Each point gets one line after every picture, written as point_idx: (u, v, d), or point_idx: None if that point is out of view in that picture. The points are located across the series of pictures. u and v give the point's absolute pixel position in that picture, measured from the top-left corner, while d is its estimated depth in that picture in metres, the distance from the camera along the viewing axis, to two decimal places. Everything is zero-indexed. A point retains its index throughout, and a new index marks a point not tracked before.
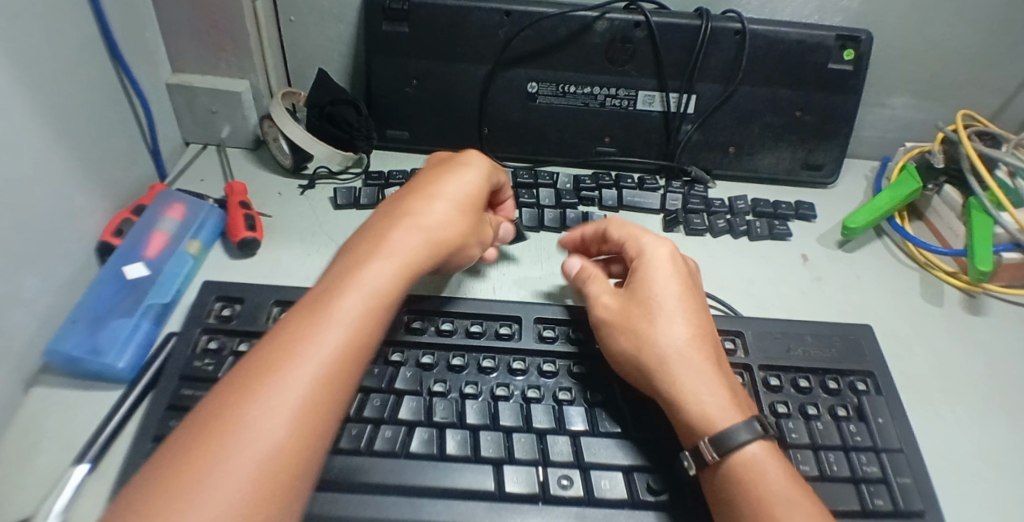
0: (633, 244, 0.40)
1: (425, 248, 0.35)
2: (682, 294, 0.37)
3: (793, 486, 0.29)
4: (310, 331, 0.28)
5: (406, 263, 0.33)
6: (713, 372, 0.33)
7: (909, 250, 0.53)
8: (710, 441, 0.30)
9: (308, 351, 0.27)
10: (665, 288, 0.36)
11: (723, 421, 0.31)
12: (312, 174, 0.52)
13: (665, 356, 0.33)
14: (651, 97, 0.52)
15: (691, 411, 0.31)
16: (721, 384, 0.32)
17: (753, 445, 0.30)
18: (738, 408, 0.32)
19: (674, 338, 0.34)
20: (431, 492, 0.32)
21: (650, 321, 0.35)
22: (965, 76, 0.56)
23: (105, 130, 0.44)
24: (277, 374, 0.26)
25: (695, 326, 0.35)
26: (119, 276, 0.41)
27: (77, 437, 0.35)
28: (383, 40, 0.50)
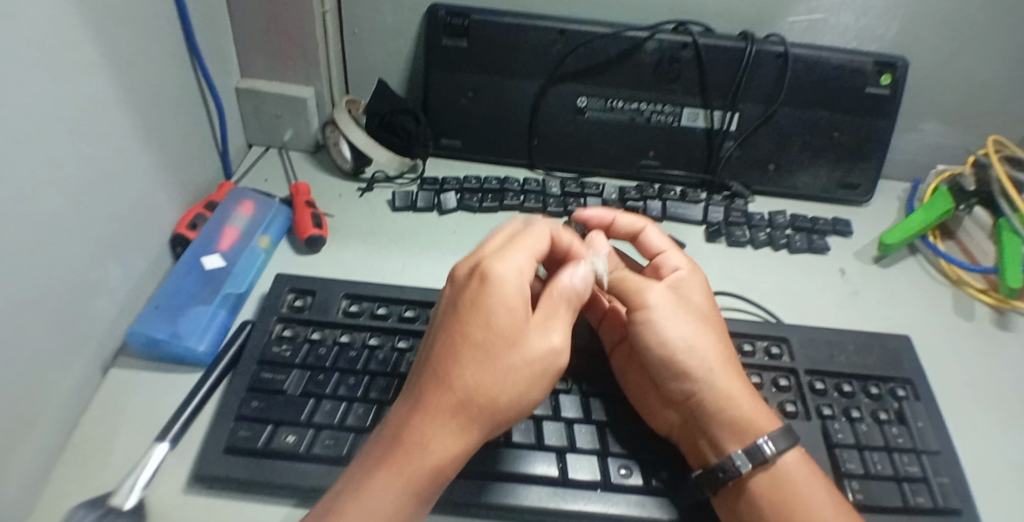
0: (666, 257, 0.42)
1: (500, 351, 0.28)
2: (712, 311, 0.38)
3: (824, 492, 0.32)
4: (438, 442, 0.27)
5: (484, 377, 0.28)
6: (741, 382, 0.36)
7: (941, 267, 0.55)
8: (769, 438, 0.33)
9: (434, 468, 0.27)
10: (698, 298, 0.38)
11: (763, 423, 0.34)
12: (370, 179, 0.55)
13: (711, 366, 0.35)
14: (695, 114, 0.54)
15: (738, 415, 0.34)
16: (746, 387, 0.36)
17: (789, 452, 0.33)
18: (773, 418, 0.35)
19: (710, 348, 0.36)
20: (499, 476, 0.33)
21: (694, 329, 0.36)
22: (996, 103, 0.59)
23: (182, 128, 0.46)
24: (394, 483, 0.27)
25: (722, 334, 0.37)
26: (197, 267, 0.44)
27: (152, 417, 0.37)
28: (443, 52, 0.52)
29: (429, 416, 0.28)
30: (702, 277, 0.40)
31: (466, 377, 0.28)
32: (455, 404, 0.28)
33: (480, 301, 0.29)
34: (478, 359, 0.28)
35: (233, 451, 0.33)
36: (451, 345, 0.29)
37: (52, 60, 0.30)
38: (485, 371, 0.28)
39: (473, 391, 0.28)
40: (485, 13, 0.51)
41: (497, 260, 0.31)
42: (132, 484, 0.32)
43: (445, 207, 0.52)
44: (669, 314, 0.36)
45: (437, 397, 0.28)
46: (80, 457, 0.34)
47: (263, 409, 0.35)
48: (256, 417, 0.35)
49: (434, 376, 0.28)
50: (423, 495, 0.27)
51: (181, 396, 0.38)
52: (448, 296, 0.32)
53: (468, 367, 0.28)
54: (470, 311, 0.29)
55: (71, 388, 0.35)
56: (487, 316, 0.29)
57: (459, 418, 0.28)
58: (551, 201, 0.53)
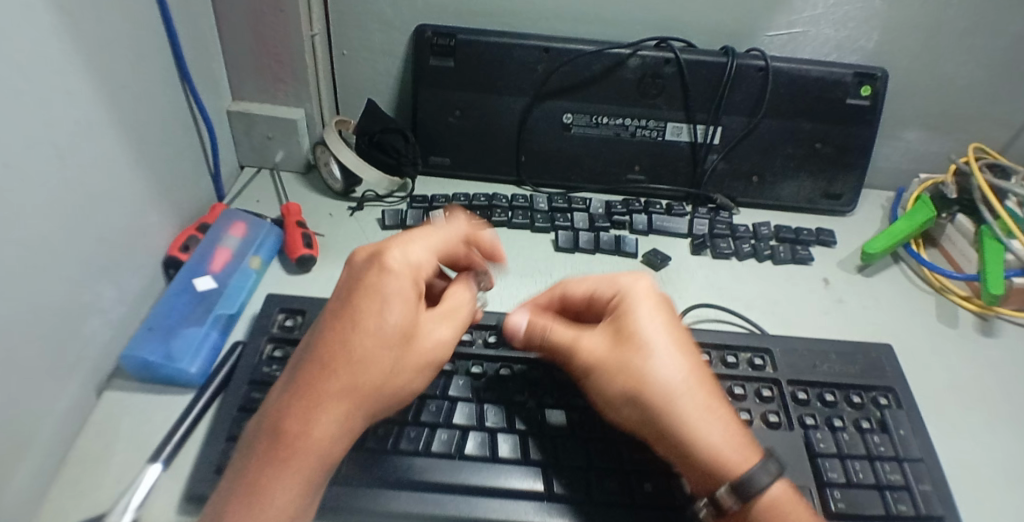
0: (606, 290, 0.38)
1: (390, 339, 0.30)
2: (666, 344, 0.34)
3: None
4: (326, 419, 0.28)
5: (374, 365, 0.29)
6: (705, 415, 0.32)
7: (924, 274, 0.56)
8: (728, 489, 0.30)
9: (320, 454, 0.27)
10: (654, 323, 0.34)
11: (735, 462, 0.30)
12: (360, 197, 0.55)
13: (659, 407, 0.32)
14: (679, 128, 0.55)
15: (701, 454, 0.31)
16: (717, 417, 0.32)
17: (766, 493, 0.30)
18: (746, 446, 0.31)
19: (678, 376, 0.32)
20: (485, 492, 0.34)
21: (633, 372, 0.33)
22: (975, 111, 0.60)
23: (174, 151, 0.47)
24: (281, 474, 0.26)
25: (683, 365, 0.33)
26: (188, 289, 0.45)
27: (145, 438, 0.37)
28: (431, 72, 0.53)
29: (317, 397, 0.28)
30: (648, 296, 0.36)
31: (357, 363, 0.28)
32: (344, 385, 0.28)
33: (372, 288, 0.30)
34: (370, 338, 0.29)
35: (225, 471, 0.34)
36: (341, 332, 0.29)
37: (44, 93, 0.31)
38: (375, 358, 0.29)
39: (361, 377, 0.28)
40: (471, 33, 0.52)
41: (392, 249, 0.32)
42: (126, 506, 0.31)
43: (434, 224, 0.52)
44: (605, 365, 0.34)
45: (324, 382, 0.28)
46: (74, 479, 0.35)
47: None
48: None
49: (324, 363, 0.28)
50: (313, 482, 0.27)
51: (174, 417, 0.39)
52: (342, 282, 0.32)
53: (358, 348, 0.29)
54: (363, 298, 0.30)
55: (65, 410, 0.36)
56: (377, 304, 0.30)
57: (347, 403, 0.28)
58: (538, 217, 0.54)
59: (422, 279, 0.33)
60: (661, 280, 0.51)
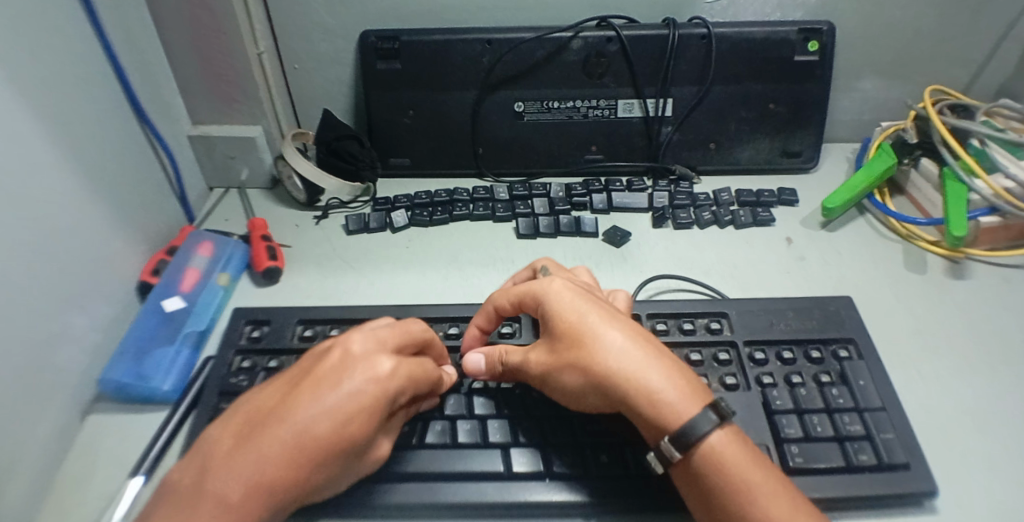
0: (528, 300, 0.39)
1: (344, 456, 0.30)
2: (603, 325, 0.35)
3: (750, 473, 0.30)
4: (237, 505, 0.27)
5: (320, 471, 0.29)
6: (661, 378, 0.33)
7: (891, 224, 0.56)
8: (671, 443, 0.31)
9: None
10: (577, 301, 0.37)
11: (684, 409, 0.32)
12: (325, 206, 0.56)
13: (616, 390, 0.33)
14: (630, 104, 0.55)
15: (660, 414, 0.32)
16: (668, 371, 0.33)
17: (708, 443, 0.31)
18: (693, 396, 0.32)
19: (618, 341, 0.34)
20: (448, 476, 0.35)
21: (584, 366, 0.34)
22: (930, 54, 0.59)
23: (136, 182, 0.48)
24: None
25: (629, 334, 0.35)
26: (159, 311, 0.47)
27: (125, 456, 0.39)
28: (379, 77, 0.54)
29: (252, 483, 0.27)
30: (560, 291, 0.38)
31: (310, 462, 0.29)
32: (286, 480, 0.28)
33: (353, 395, 0.30)
34: (319, 438, 0.29)
35: None
36: (308, 426, 0.29)
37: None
38: (327, 467, 0.29)
39: (307, 480, 0.29)
40: (413, 34, 0.53)
41: (385, 359, 0.32)
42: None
43: (397, 225, 0.54)
44: (559, 365, 0.35)
45: (274, 469, 0.28)
46: (58, 500, 0.36)
47: None
48: None
49: (281, 449, 0.28)
50: None
51: (150, 434, 0.41)
52: (327, 368, 0.31)
53: (310, 451, 0.29)
54: (339, 398, 0.30)
55: (45, 437, 0.38)
56: (351, 416, 0.30)
57: (283, 496, 0.28)
58: (498, 207, 0.55)
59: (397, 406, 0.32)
60: (621, 256, 0.51)
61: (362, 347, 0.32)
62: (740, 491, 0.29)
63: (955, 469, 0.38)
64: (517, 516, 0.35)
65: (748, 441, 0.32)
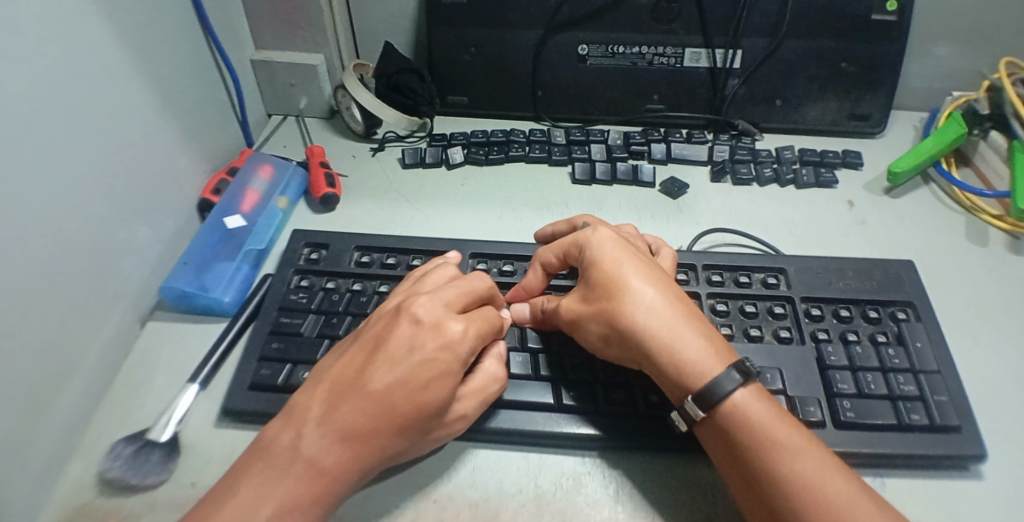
0: (571, 251, 0.39)
1: (425, 420, 0.30)
2: (642, 283, 0.35)
3: (777, 428, 0.30)
4: (330, 466, 0.27)
5: (403, 435, 0.29)
6: (689, 341, 0.33)
7: (953, 193, 0.55)
8: (693, 402, 0.31)
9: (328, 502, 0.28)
10: (614, 254, 0.36)
11: (708, 370, 0.32)
12: (381, 138, 0.56)
13: (641, 348, 0.33)
14: (697, 54, 0.54)
15: (683, 371, 0.32)
16: (699, 335, 0.33)
17: (731, 401, 0.30)
18: (718, 357, 0.32)
19: (646, 299, 0.34)
20: (499, 404, 0.36)
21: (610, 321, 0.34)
22: (1014, 23, 0.57)
23: (199, 101, 0.48)
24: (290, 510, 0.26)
25: (665, 295, 0.35)
26: (220, 228, 0.47)
27: (186, 363, 0.40)
28: (443, 9, 0.53)
29: (340, 448, 0.28)
30: (609, 248, 0.37)
31: (392, 426, 0.29)
32: (370, 445, 0.28)
33: (427, 360, 0.30)
34: (400, 402, 0.29)
35: (257, 387, 0.37)
36: (385, 391, 0.28)
37: (66, 43, 0.33)
38: (410, 429, 0.29)
39: (391, 443, 0.29)
40: None
41: (453, 322, 0.31)
42: (167, 420, 0.35)
43: (453, 162, 0.53)
44: (587, 320, 0.35)
45: (359, 435, 0.28)
46: (121, 398, 0.38)
47: (283, 349, 0.38)
48: (277, 356, 0.38)
49: (363, 416, 0.28)
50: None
51: (209, 344, 0.41)
52: (397, 332, 0.30)
53: (392, 416, 0.28)
54: (415, 363, 0.29)
55: (110, 339, 0.39)
56: (427, 382, 0.29)
57: (370, 459, 0.29)
58: (555, 150, 0.54)
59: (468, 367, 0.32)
60: (678, 207, 0.51)
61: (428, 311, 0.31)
62: (763, 445, 0.29)
63: (1000, 435, 0.38)
64: (563, 448, 0.36)
65: (775, 403, 0.32)
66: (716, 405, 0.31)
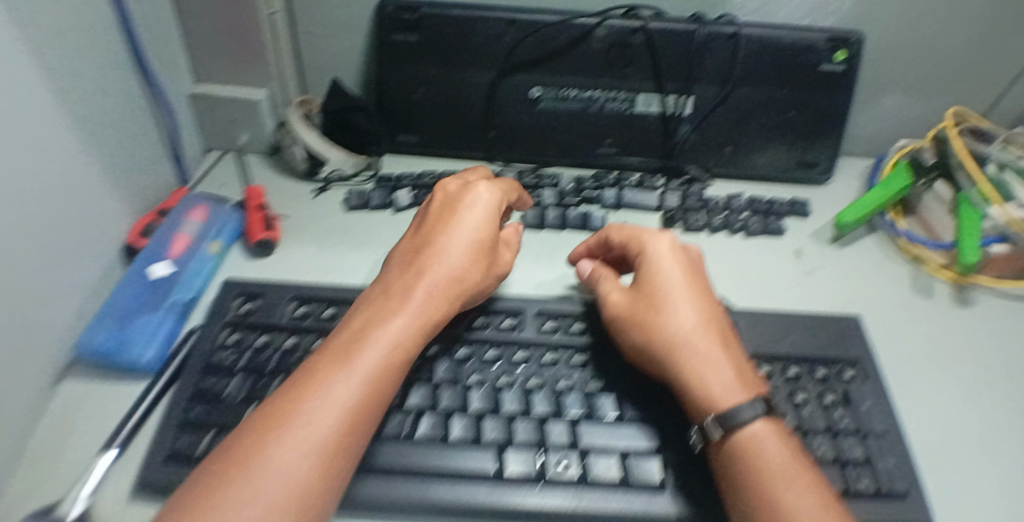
0: (634, 245, 0.43)
1: (400, 339, 0.33)
2: (686, 288, 0.39)
3: (791, 463, 0.31)
4: (302, 472, 0.26)
5: (385, 356, 0.32)
6: (720, 357, 0.36)
7: (899, 244, 0.55)
8: (715, 419, 0.33)
9: (336, 432, 0.28)
10: (672, 270, 0.40)
11: (727, 398, 0.34)
12: (326, 178, 0.54)
13: (671, 346, 0.36)
14: (650, 99, 0.54)
15: (704, 389, 0.34)
16: (729, 357, 0.36)
17: (749, 427, 0.32)
18: (742, 386, 0.34)
19: (685, 317, 0.37)
20: (438, 474, 0.34)
21: (654, 323, 0.38)
22: (957, 74, 0.58)
23: (130, 137, 0.46)
24: (297, 439, 0.27)
25: (704, 307, 0.38)
26: (144, 278, 0.45)
27: (102, 427, 0.37)
28: (393, 47, 0.52)
29: (327, 380, 0.30)
30: (666, 247, 0.41)
31: (365, 345, 0.32)
32: (358, 367, 0.31)
33: (381, 299, 0.36)
34: (361, 391, 0.30)
35: (176, 457, 0.34)
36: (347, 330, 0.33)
37: None
38: (383, 341, 0.32)
39: (372, 361, 0.31)
40: (434, 6, 0.51)
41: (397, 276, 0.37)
42: (79, 493, 0.32)
43: (400, 205, 0.52)
44: (628, 316, 0.39)
45: (339, 362, 0.31)
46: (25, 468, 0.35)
47: (205, 415, 0.36)
48: (199, 423, 0.35)
49: (337, 351, 0.32)
50: (325, 459, 0.27)
51: (127, 406, 0.39)
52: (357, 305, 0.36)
53: (365, 341, 0.32)
54: (370, 309, 0.35)
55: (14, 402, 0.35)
56: (388, 310, 0.34)
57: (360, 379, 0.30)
58: None
59: (433, 291, 0.36)
60: None
61: (375, 284, 0.38)
62: (762, 472, 0.31)
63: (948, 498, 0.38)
64: None
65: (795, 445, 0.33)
66: (735, 429, 0.32)
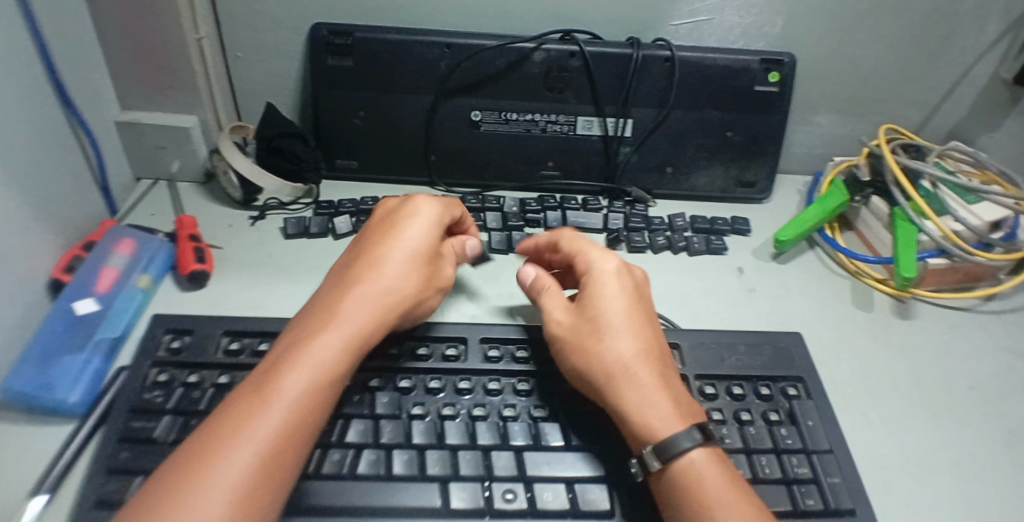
0: (580, 260, 0.41)
1: (340, 342, 0.33)
2: (629, 312, 0.37)
3: (730, 495, 0.30)
4: (247, 479, 0.26)
5: (326, 357, 0.32)
6: (657, 383, 0.34)
7: (839, 259, 0.56)
8: (652, 451, 0.31)
9: (281, 427, 0.28)
10: (616, 295, 0.38)
11: (663, 429, 0.32)
12: (262, 206, 0.53)
13: (608, 370, 0.35)
14: (589, 122, 0.54)
15: (641, 420, 0.33)
16: (664, 386, 0.34)
17: (688, 457, 0.31)
18: (680, 415, 0.33)
19: (623, 345, 0.35)
20: (378, 513, 0.32)
21: (594, 344, 0.36)
22: (887, 93, 0.60)
23: (54, 165, 0.44)
24: (238, 439, 0.27)
25: (648, 332, 0.37)
26: (70, 313, 0.42)
27: (25, 476, 0.35)
28: (328, 73, 0.51)
29: (271, 382, 0.30)
30: (617, 267, 0.40)
31: (310, 343, 0.32)
32: (296, 372, 0.31)
33: (325, 301, 0.36)
34: (299, 392, 0.30)
35: (105, 504, 0.32)
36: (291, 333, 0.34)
37: None
38: (327, 341, 0.32)
39: (315, 356, 0.32)
40: (368, 31, 0.51)
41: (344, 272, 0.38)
42: None
43: (340, 231, 0.50)
44: (571, 333, 0.37)
45: (280, 365, 0.31)
46: None
47: (134, 458, 0.34)
48: (127, 468, 0.33)
49: (280, 357, 0.32)
50: (269, 454, 0.27)
51: (54, 449, 0.37)
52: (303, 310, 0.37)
53: (306, 343, 0.32)
54: (316, 312, 0.35)
55: None
56: (328, 311, 0.35)
57: (304, 378, 0.31)
58: None
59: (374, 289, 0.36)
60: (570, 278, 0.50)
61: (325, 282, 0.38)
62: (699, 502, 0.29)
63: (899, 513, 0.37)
64: None
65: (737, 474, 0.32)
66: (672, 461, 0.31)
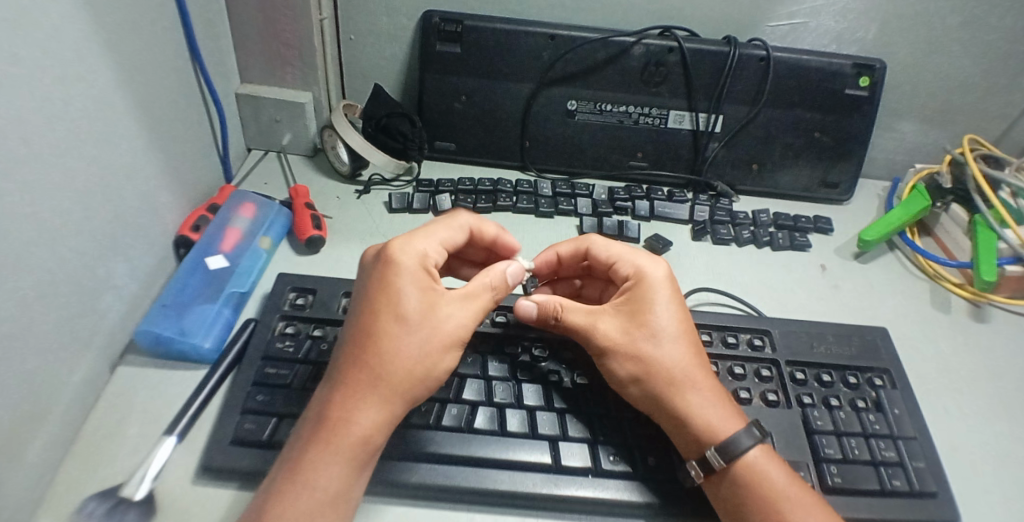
0: (623, 265, 0.40)
1: (410, 347, 0.31)
2: (676, 317, 0.37)
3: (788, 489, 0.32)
4: (336, 493, 0.29)
5: (398, 364, 0.31)
6: (705, 388, 0.35)
7: (918, 261, 0.57)
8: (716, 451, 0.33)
9: (360, 437, 0.30)
10: (668, 309, 0.37)
11: (724, 428, 0.34)
12: (367, 181, 0.56)
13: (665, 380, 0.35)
14: (681, 116, 0.56)
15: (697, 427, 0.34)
16: (713, 390, 0.35)
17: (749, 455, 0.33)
18: (733, 418, 0.35)
19: (671, 351, 0.36)
20: (495, 464, 0.35)
21: (641, 352, 0.36)
22: (972, 104, 0.61)
23: (185, 130, 0.47)
24: (327, 456, 0.29)
25: (691, 338, 0.37)
26: (200, 268, 0.45)
27: (161, 412, 0.38)
28: (437, 57, 0.54)
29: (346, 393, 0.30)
30: (665, 274, 0.39)
31: (377, 349, 0.31)
32: (368, 386, 0.30)
33: (390, 279, 0.33)
34: (373, 408, 0.30)
35: (240, 442, 0.35)
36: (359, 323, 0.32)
37: (64, 75, 0.31)
38: (396, 346, 0.31)
39: (386, 363, 0.31)
40: (477, 20, 0.53)
41: (402, 242, 0.35)
42: (143, 475, 0.33)
43: (442, 208, 0.53)
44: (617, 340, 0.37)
45: (355, 373, 0.31)
46: (89, 448, 0.35)
47: (268, 402, 0.36)
48: (263, 409, 0.36)
49: (351, 361, 0.31)
50: (355, 464, 0.29)
51: (189, 390, 0.39)
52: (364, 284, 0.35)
53: (376, 350, 0.31)
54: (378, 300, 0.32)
55: (78, 384, 0.36)
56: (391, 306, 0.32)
57: (376, 389, 0.30)
58: (542, 202, 0.55)
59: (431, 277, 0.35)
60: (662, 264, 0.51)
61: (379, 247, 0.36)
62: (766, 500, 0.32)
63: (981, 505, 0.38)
64: (560, 510, 0.35)
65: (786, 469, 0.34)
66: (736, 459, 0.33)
